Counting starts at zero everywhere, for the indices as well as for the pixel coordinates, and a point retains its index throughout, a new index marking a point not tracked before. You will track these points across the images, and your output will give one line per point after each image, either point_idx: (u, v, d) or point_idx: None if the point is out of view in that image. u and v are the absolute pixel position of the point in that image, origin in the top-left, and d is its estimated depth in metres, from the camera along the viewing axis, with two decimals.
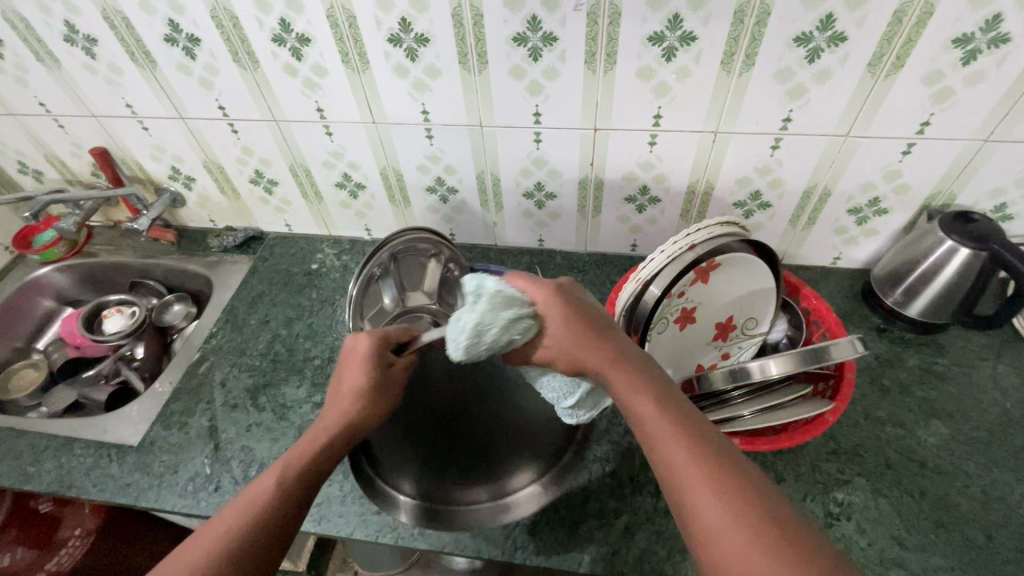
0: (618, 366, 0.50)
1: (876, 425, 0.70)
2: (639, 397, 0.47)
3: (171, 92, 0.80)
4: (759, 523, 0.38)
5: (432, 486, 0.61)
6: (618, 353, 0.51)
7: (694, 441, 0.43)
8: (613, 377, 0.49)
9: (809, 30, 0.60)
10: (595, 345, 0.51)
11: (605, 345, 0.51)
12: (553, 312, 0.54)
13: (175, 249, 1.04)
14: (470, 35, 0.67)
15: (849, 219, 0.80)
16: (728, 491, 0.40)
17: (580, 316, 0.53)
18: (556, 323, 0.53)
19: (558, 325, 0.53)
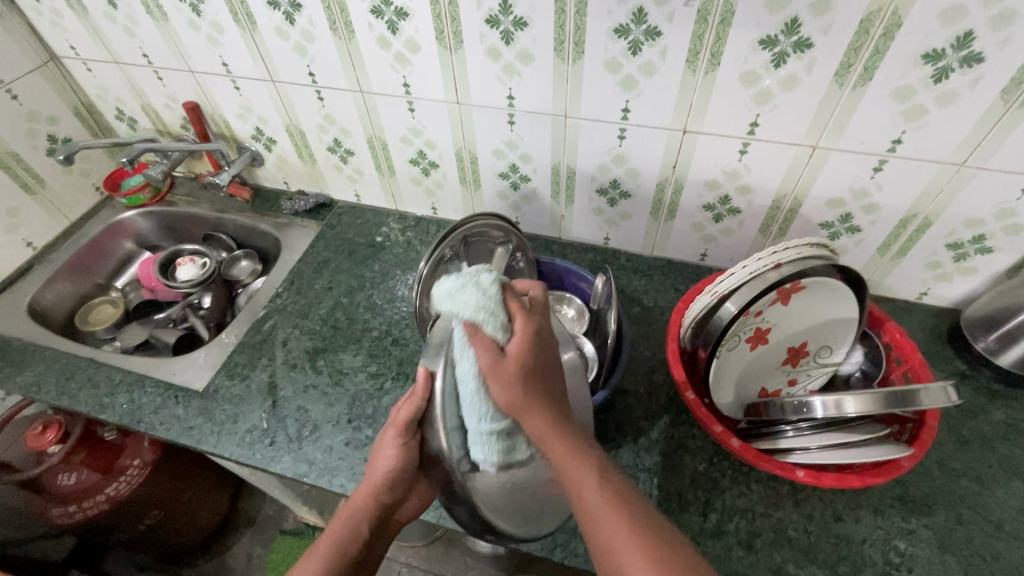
0: (532, 386, 0.49)
1: (950, 477, 0.66)
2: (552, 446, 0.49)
3: (266, 54, 0.82)
4: (627, 504, 0.45)
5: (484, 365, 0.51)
6: (534, 387, 0.49)
7: (591, 457, 0.48)
8: (536, 422, 0.49)
9: (941, 47, 0.56)
10: (517, 380, 0.48)
11: (524, 371, 0.49)
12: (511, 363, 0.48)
13: (249, 207, 1.08)
14: (570, 23, 0.65)
15: (946, 255, 0.74)
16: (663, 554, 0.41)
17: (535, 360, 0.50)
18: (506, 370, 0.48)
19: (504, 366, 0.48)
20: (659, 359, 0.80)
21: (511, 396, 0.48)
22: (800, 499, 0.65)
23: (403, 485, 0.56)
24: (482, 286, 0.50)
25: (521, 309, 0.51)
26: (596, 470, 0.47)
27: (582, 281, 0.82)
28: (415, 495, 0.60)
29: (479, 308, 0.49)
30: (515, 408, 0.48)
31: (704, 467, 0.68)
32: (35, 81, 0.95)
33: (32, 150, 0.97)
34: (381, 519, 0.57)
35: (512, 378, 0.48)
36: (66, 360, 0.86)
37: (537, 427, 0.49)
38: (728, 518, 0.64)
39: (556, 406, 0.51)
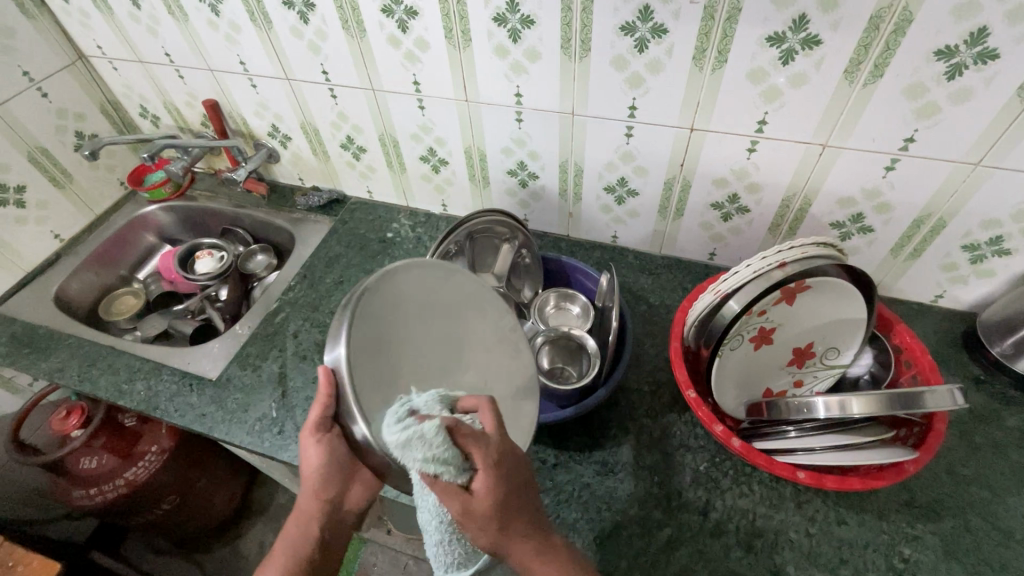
0: (507, 524, 0.47)
1: (960, 483, 0.64)
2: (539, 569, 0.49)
3: (281, 53, 0.84)
4: None
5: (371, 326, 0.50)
6: (507, 515, 0.47)
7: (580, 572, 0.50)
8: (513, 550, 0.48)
9: (954, 44, 0.55)
10: (491, 517, 0.46)
11: (494, 509, 0.46)
12: (472, 514, 0.46)
13: (265, 203, 1.11)
14: (576, 21, 0.65)
15: (961, 256, 0.73)
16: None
17: (503, 491, 0.47)
18: (471, 518, 0.46)
19: (466, 516, 0.46)
20: (664, 358, 0.79)
21: (487, 535, 0.47)
22: (803, 501, 0.64)
23: (340, 472, 0.58)
24: (428, 439, 0.43)
25: (472, 442, 0.45)
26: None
27: (588, 279, 0.82)
28: (357, 484, 0.60)
29: (437, 461, 0.43)
30: (491, 545, 0.47)
31: (706, 466, 0.67)
32: (63, 79, 0.98)
33: (60, 146, 1.01)
34: (334, 515, 0.59)
35: (481, 520, 0.46)
36: (88, 347, 0.89)
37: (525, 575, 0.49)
38: (728, 518, 0.63)
39: (526, 516, 0.49)
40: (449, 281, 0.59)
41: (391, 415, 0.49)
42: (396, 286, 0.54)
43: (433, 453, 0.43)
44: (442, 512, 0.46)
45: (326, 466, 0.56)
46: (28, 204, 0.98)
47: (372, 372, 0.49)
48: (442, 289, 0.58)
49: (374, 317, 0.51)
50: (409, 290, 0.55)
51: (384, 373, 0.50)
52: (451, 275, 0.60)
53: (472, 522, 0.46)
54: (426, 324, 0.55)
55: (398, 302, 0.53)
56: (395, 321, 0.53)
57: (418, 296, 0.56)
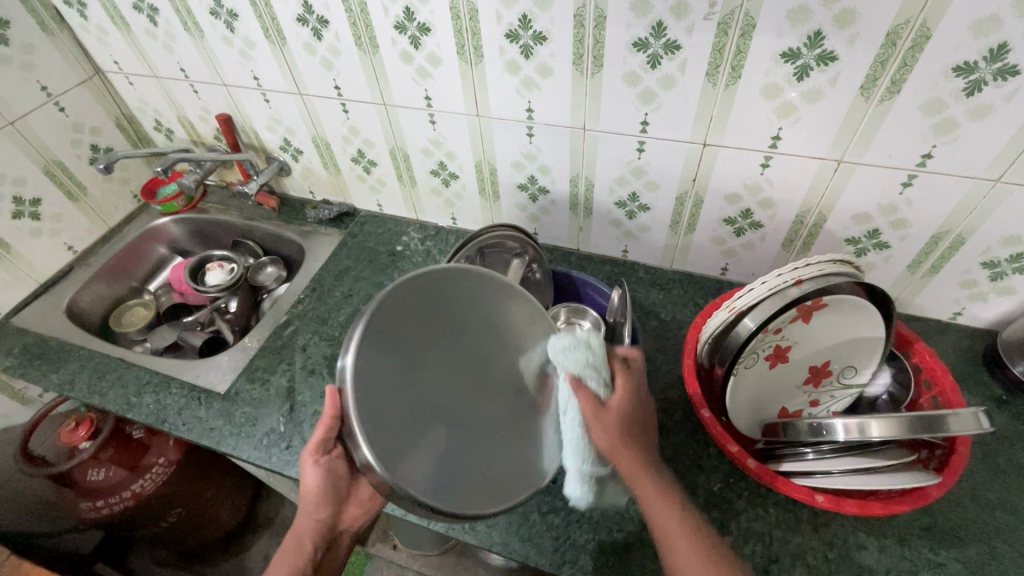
0: (631, 441, 0.56)
1: (984, 508, 0.62)
2: (641, 485, 0.54)
3: (294, 69, 0.85)
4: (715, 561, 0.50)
5: (390, 341, 0.49)
6: (630, 433, 0.57)
7: (681, 507, 0.53)
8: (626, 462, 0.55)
9: (973, 60, 0.54)
10: (614, 425, 0.55)
11: (623, 423, 0.56)
12: (603, 417, 0.55)
13: (276, 215, 1.11)
14: (588, 37, 0.65)
15: (981, 273, 0.71)
16: (708, 551, 0.50)
17: (637, 406, 0.59)
18: (608, 428, 0.55)
19: (602, 421, 0.55)
20: (676, 375, 0.78)
21: (609, 438, 0.55)
22: (821, 524, 0.62)
23: (337, 493, 0.60)
24: (586, 350, 0.57)
25: (621, 370, 0.60)
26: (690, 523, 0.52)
27: (600, 294, 0.81)
28: (353, 505, 0.61)
29: (586, 365, 0.55)
30: (613, 448, 0.55)
31: (720, 488, 0.66)
32: (80, 94, 1.00)
33: (76, 159, 1.02)
34: (328, 536, 0.59)
35: (607, 438, 0.55)
36: (99, 359, 0.89)
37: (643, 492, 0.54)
38: (743, 541, 0.62)
39: (641, 442, 0.58)
40: (462, 290, 0.55)
41: (399, 445, 0.47)
42: (410, 299, 0.51)
43: (590, 365, 0.56)
44: (578, 412, 0.54)
45: (325, 486, 0.59)
46: (43, 216, 0.99)
47: (380, 392, 0.48)
48: (456, 297, 0.54)
49: (377, 340, 0.49)
50: (438, 301, 0.53)
51: (391, 401, 0.48)
52: (469, 282, 0.55)
53: (606, 422, 0.55)
54: (456, 339, 0.53)
55: (423, 314, 0.52)
56: (410, 340, 0.50)
57: (448, 307, 0.53)
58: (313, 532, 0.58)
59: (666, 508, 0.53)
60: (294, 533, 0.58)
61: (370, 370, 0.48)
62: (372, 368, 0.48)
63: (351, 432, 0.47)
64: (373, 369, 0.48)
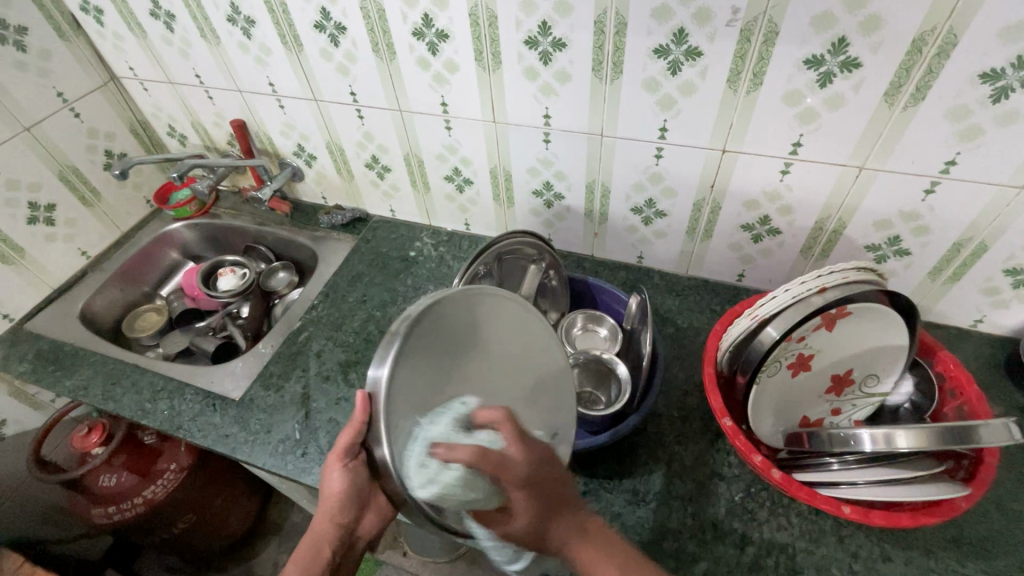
0: (555, 519, 0.53)
1: (1010, 519, 0.62)
2: (579, 549, 0.53)
3: (310, 75, 0.85)
4: None
5: (431, 352, 0.49)
6: (544, 516, 0.53)
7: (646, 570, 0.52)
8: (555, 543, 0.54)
9: (1000, 67, 0.53)
10: (534, 500, 0.52)
11: (533, 506, 0.52)
12: (510, 524, 0.52)
13: (289, 220, 1.11)
14: (609, 43, 0.65)
15: (1003, 281, 0.71)
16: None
17: (544, 495, 0.53)
18: (532, 533, 0.53)
19: (514, 527, 0.52)
20: (694, 382, 0.77)
21: (528, 528, 0.53)
22: (845, 535, 0.62)
23: (357, 501, 0.58)
24: (432, 469, 0.47)
25: (492, 459, 0.49)
26: None
27: (617, 302, 0.81)
28: (372, 512, 0.61)
29: (434, 482, 0.47)
30: (535, 535, 0.53)
31: (741, 497, 0.65)
32: (95, 100, 1.00)
33: (90, 165, 1.02)
34: (345, 539, 0.59)
35: (525, 525, 0.52)
36: (113, 365, 0.89)
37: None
38: (766, 552, 0.61)
39: (565, 508, 0.55)
40: (500, 309, 0.55)
41: (428, 466, 0.48)
42: (459, 309, 0.51)
43: (476, 425, 0.51)
44: (484, 514, 0.52)
45: (348, 492, 0.57)
46: (57, 221, 0.99)
47: (410, 398, 0.48)
48: (487, 317, 0.53)
49: (414, 354, 0.48)
50: (482, 318, 0.53)
51: (421, 419, 0.48)
52: (500, 304, 0.55)
53: (517, 524, 0.52)
54: (489, 362, 0.53)
55: (464, 328, 0.52)
56: (448, 350, 0.50)
57: (489, 325, 0.54)
58: (330, 535, 0.58)
59: (605, 565, 0.52)
60: (311, 533, 0.58)
61: (407, 375, 0.48)
62: (409, 376, 0.48)
63: (376, 435, 0.48)
64: (409, 377, 0.48)
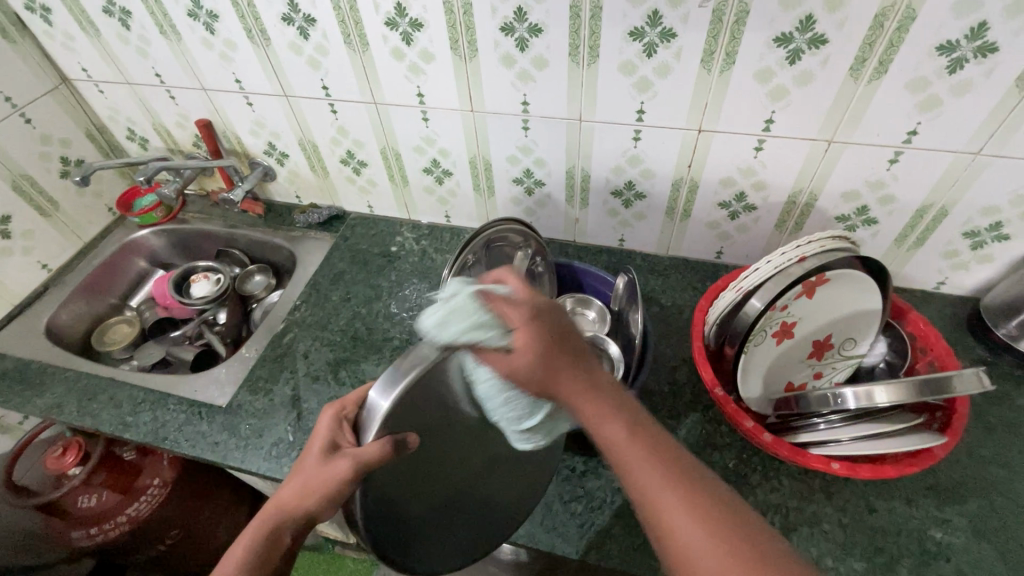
0: (559, 369, 0.46)
1: (981, 464, 0.66)
2: (583, 403, 0.46)
3: (279, 70, 0.83)
4: (714, 525, 0.39)
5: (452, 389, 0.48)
6: (555, 357, 0.46)
7: (652, 448, 0.44)
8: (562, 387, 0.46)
9: (955, 39, 0.57)
10: (540, 356, 0.46)
11: (540, 354, 0.46)
12: (519, 374, 0.45)
13: (262, 222, 1.08)
14: (584, 28, 0.66)
15: (963, 244, 0.75)
16: (684, 494, 0.41)
17: (554, 341, 0.46)
18: (535, 382, 0.46)
19: (528, 377, 0.46)
20: (682, 359, 0.80)
21: (534, 378, 0.46)
22: (833, 492, 0.65)
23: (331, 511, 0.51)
24: (460, 310, 0.43)
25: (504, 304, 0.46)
26: (670, 483, 0.42)
27: (603, 284, 0.82)
28: None
29: (472, 330, 0.43)
30: (540, 387, 0.46)
31: (734, 464, 0.68)
32: (47, 104, 0.95)
33: (45, 172, 0.97)
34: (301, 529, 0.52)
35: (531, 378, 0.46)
36: (86, 380, 0.85)
37: (605, 431, 0.45)
38: (762, 514, 0.63)
39: (579, 370, 0.47)
40: None
41: (386, 497, 0.49)
42: None
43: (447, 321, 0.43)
44: (492, 377, 0.47)
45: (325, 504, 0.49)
46: (14, 234, 0.94)
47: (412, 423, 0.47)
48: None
49: (436, 383, 0.46)
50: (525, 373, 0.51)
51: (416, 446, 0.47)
52: None
53: (523, 369, 0.45)
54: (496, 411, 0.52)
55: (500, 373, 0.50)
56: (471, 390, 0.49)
57: None
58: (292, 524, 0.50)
59: (631, 446, 0.44)
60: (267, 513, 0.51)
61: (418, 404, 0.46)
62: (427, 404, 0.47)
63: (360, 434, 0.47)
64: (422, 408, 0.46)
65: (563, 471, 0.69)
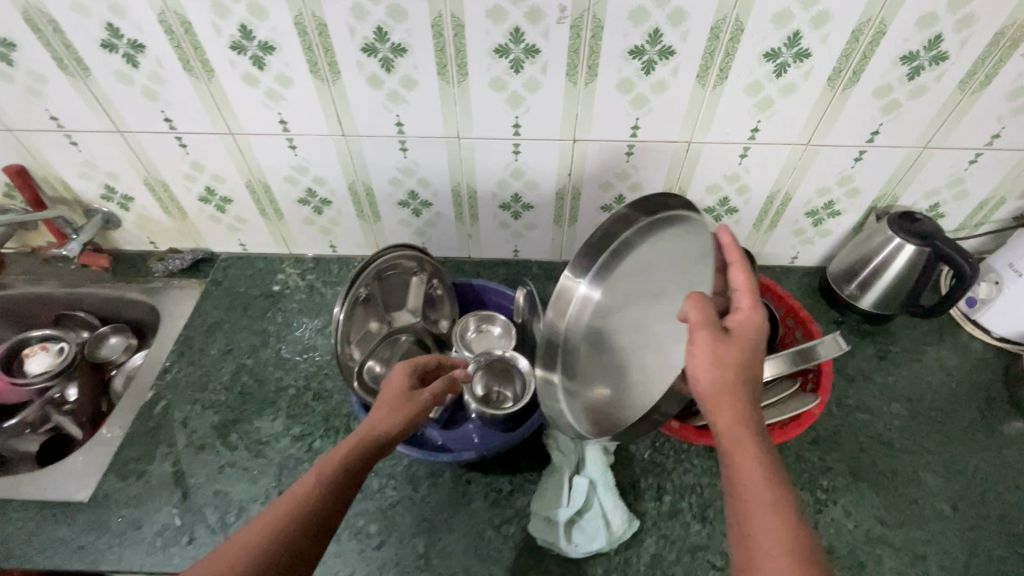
0: (733, 393, 0.49)
1: (848, 412, 0.76)
2: (725, 421, 0.48)
3: (107, 103, 0.72)
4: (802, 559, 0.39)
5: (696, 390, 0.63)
6: (738, 382, 0.49)
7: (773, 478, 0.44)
8: (719, 409, 0.49)
9: (777, 47, 0.64)
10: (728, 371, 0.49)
11: (735, 363, 0.49)
12: (720, 386, 0.49)
13: (111, 276, 0.94)
14: (450, 46, 0.65)
15: (806, 221, 0.86)
16: (794, 532, 0.41)
17: (738, 362, 0.50)
18: (721, 395, 0.49)
19: (716, 379, 0.49)
20: None
21: (712, 377, 0.49)
22: None
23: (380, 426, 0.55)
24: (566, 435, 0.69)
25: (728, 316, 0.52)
26: (776, 512, 0.42)
27: (503, 298, 0.82)
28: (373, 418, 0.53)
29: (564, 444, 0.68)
30: (718, 389, 0.49)
31: (651, 454, 0.71)
32: None
33: None
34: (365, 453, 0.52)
35: (710, 378, 0.49)
36: None
37: (730, 441, 0.47)
38: (681, 497, 0.67)
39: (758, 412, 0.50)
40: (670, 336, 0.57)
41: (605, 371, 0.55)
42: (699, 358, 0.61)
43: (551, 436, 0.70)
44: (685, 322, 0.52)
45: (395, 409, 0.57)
46: None
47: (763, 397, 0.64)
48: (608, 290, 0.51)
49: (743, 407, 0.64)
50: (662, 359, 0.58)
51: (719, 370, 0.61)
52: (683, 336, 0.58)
53: (703, 363, 0.49)
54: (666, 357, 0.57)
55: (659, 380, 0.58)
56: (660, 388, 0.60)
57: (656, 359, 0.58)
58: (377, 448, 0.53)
59: (759, 483, 0.44)
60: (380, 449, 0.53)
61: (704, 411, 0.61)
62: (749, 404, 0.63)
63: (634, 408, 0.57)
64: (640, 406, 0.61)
65: (491, 494, 0.67)
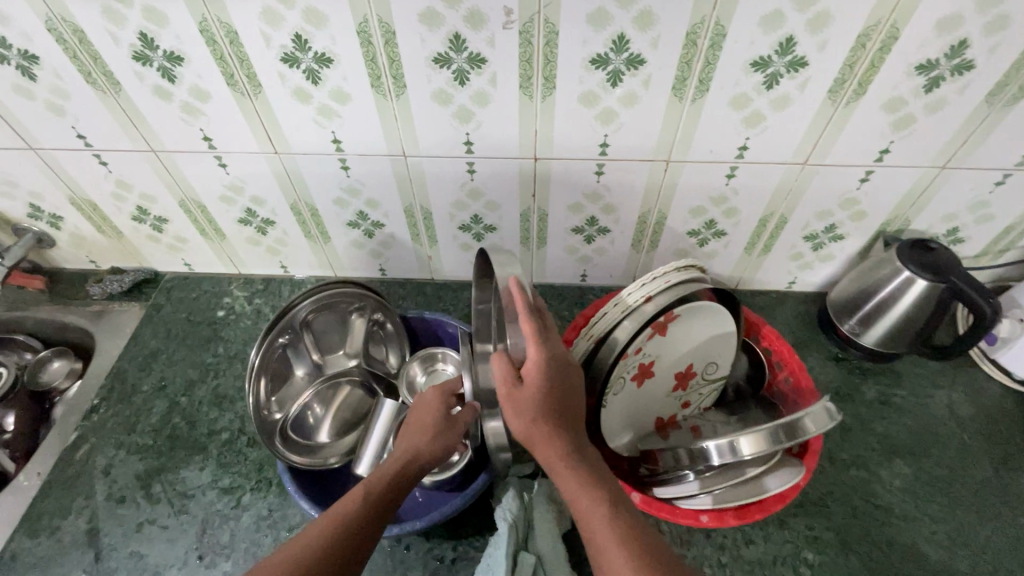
0: (553, 433, 0.47)
1: (842, 469, 0.67)
2: (552, 461, 0.47)
3: (11, 119, 0.65)
4: None
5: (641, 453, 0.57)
6: (551, 416, 0.47)
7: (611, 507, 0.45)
8: (541, 447, 0.47)
9: (767, 54, 0.54)
10: (529, 411, 0.46)
11: (541, 404, 0.46)
12: (533, 431, 0.47)
13: (48, 298, 0.88)
14: (381, 55, 0.56)
15: (805, 246, 0.76)
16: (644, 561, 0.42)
17: (549, 397, 0.47)
18: (540, 438, 0.47)
19: (528, 424, 0.47)
20: None
21: (524, 423, 0.47)
22: (710, 529, 0.62)
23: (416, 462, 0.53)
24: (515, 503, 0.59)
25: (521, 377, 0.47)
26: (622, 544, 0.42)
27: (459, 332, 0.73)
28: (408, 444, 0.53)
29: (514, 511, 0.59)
30: (532, 434, 0.47)
31: None
32: None
33: None
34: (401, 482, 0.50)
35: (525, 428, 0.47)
36: None
37: (561, 479, 0.47)
38: None
39: (572, 422, 0.48)
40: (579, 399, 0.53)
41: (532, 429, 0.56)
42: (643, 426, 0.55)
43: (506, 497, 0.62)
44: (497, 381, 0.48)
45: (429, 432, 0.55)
46: None
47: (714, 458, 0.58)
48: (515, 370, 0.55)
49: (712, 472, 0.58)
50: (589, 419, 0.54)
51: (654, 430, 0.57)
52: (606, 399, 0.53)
53: (517, 419, 0.47)
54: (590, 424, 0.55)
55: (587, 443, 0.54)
56: None
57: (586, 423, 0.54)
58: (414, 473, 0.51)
59: (601, 518, 0.44)
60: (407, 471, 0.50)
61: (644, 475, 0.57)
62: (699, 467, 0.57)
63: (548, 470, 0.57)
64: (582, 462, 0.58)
65: (430, 562, 0.60)
